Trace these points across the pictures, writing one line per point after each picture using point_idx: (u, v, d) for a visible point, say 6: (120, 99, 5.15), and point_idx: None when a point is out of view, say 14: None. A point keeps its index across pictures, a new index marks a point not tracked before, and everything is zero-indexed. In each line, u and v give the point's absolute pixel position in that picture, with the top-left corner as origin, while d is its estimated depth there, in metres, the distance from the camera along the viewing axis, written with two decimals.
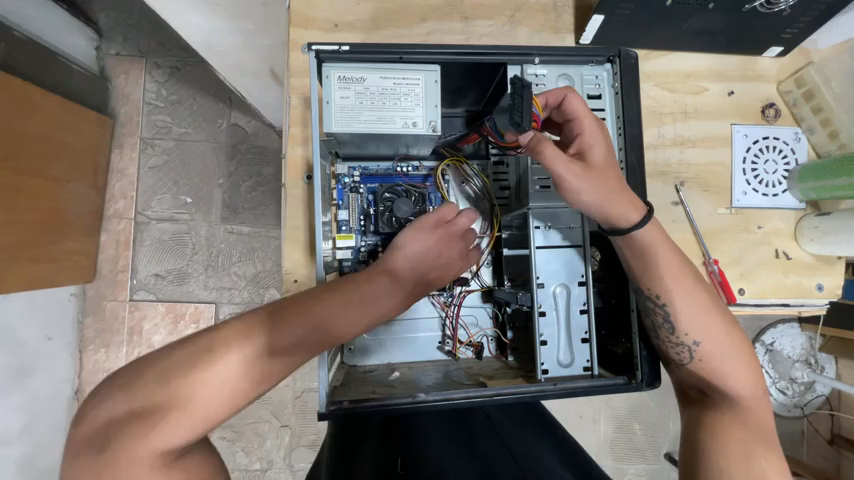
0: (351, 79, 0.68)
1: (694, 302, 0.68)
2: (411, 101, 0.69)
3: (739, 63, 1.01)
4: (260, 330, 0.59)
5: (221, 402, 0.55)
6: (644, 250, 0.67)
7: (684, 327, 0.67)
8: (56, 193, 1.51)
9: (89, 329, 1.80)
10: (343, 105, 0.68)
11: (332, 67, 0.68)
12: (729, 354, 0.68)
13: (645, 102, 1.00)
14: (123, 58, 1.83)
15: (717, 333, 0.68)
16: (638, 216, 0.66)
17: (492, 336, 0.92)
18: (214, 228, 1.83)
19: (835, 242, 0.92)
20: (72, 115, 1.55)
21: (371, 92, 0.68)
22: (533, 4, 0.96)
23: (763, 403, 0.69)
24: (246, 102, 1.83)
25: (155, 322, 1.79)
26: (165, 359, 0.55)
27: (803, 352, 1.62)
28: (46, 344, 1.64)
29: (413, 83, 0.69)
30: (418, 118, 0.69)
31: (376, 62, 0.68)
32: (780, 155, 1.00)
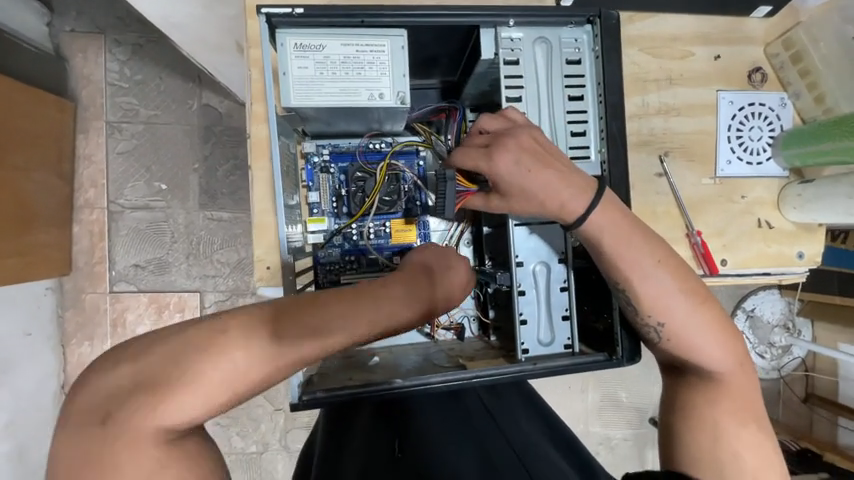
0: (309, 46, 0.62)
1: (663, 289, 0.65)
2: (376, 70, 0.63)
3: (726, 25, 0.97)
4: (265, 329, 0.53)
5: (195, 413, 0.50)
6: (602, 241, 0.64)
7: (648, 308, 0.65)
8: (20, 184, 1.43)
9: (69, 323, 1.75)
10: (301, 77, 0.62)
11: (286, 33, 0.62)
12: (702, 331, 0.66)
13: (629, 68, 0.95)
14: (79, 35, 1.70)
15: (687, 312, 0.66)
16: (584, 209, 0.62)
17: (473, 316, 0.90)
18: (193, 215, 1.76)
19: (815, 210, 0.92)
20: (29, 99, 1.44)
21: (332, 61, 0.63)
22: None
23: (745, 378, 0.69)
24: (216, 81, 1.72)
25: (138, 312, 1.75)
26: (170, 344, 0.51)
27: (781, 317, 1.66)
28: (25, 340, 1.59)
29: (377, 50, 0.63)
30: (384, 90, 0.64)
31: (337, 26, 0.62)
32: (765, 122, 0.97)
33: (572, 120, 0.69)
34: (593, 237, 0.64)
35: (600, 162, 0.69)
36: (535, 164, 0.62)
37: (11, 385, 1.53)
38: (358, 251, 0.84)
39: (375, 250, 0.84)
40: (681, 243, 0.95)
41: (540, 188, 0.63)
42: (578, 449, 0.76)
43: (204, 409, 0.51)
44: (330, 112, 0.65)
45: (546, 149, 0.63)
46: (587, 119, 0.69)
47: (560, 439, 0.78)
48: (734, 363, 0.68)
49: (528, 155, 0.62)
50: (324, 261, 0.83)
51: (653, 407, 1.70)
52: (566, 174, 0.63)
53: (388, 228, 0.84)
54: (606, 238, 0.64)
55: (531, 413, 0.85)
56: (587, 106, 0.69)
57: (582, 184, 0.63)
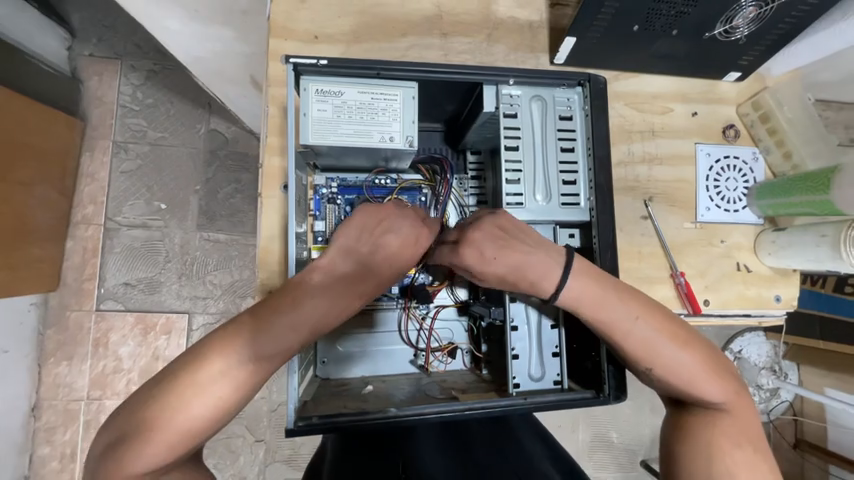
0: (329, 92, 0.69)
1: (645, 333, 0.67)
2: (388, 116, 0.70)
3: (702, 86, 1.08)
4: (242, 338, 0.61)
5: (201, 420, 0.58)
6: (586, 284, 0.68)
7: (637, 350, 0.68)
8: (19, 198, 1.45)
9: (50, 341, 1.71)
10: (320, 119, 0.68)
11: (310, 79, 0.68)
12: (691, 368, 0.67)
13: (616, 120, 1.04)
14: (97, 59, 1.78)
15: (673, 353, 0.68)
16: (557, 283, 0.67)
17: (466, 349, 0.91)
18: (189, 235, 1.78)
19: (789, 256, 0.99)
20: (40, 117, 1.49)
21: (350, 106, 0.69)
22: (510, 24, 1.00)
23: (742, 404, 0.68)
24: (225, 108, 1.80)
25: (123, 333, 1.73)
26: (173, 369, 0.60)
27: (768, 359, 1.70)
28: (3, 358, 1.55)
29: (390, 99, 0.70)
30: (394, 134, 0.70)
31: (356, 76, 0.69)
32: (739, 174, 1.06)
33: (564, 170, 0.76)
34: (577, 294, 0.67)
35: (588, 208, 0.75)
36: (503, 245, 0.67)
37: None
38: None
39: None
40: (666, 283, 1.00)
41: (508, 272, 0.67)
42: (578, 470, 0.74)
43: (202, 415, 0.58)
44: (344, 150, 0.70)
45: (511, 232, 0.69)
46: (578, 169, 0.76)
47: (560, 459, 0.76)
48: (727, 391, 0.68)
49: (492, 243, 0.67)
50: None
51: (644, 450, 1.69)
52: (534, 249, 0.68)
53: None
54: (589, 279, 0.68)
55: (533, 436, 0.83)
56: (577, 157, 0.76)
57: (548, 256, 0.68)
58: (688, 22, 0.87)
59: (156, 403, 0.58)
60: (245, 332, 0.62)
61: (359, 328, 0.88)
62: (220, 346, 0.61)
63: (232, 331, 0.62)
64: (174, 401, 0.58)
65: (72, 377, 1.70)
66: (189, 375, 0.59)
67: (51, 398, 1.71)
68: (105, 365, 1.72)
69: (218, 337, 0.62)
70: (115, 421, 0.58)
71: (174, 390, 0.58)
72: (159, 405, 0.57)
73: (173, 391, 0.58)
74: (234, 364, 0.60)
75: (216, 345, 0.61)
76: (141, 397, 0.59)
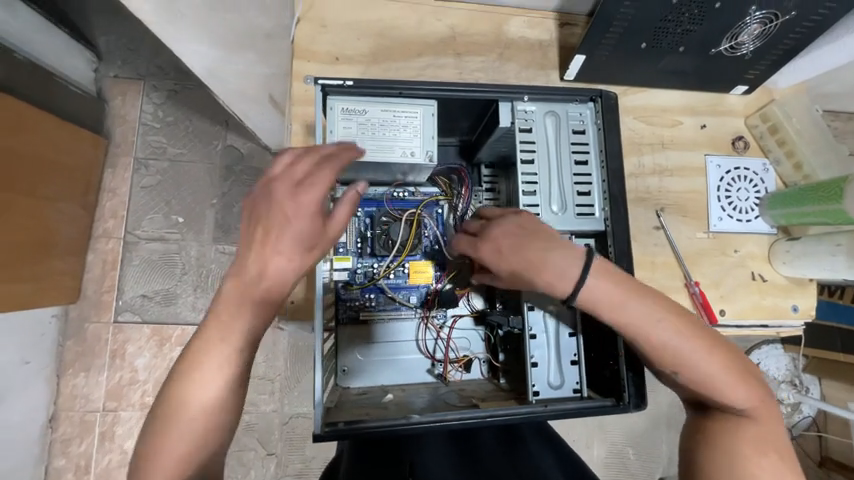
0: (354, 110, 0.73)
1: (670, 334, 0.66)
2: (409, 132, 0.74)
3: (709, 99, 1.10)
4: (207, 348, 0.56)
5: (206, 426, 0.54)
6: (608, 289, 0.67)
7: (661, 353, 0.67)
8: (47, 213, 1.51)
9: (69, 353, 1.76)
10: (345, 136, 0.72)
11: (336, 99, 0.73)
12: (718, 371, 0.66)
13: (626, 133, 1.07)
14: (121, 80, 1.87)
15: (699, 355, 0.66)
16: (574, 286, 0.67)
17: (483, 358, 0.91)
18: (205, 248, 1.83)
19: (804, 266, 0.99)
20: (67, 135, 1.57)
21: (373, 123, 0.73)
22: (521, 43, 1.04)
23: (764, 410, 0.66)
24: (242, 125, 1.87)
25: (139, 344, 1.77)
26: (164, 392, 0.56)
27: (787, 372, 1.67)
28: (25, 369, 1.60)
29: (411, 116, 0.74)
30: (416, 149, 0.73)
31: (380, 95, 0.73)
32: (751, 184, 1.07)
33: (579, 181, 0.79)
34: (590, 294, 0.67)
35: (603, 218, 0.78)
36: (522, 244, 0.71)
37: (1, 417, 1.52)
38: (375, 289, 0.88)
39: (391, 289, 0.88)
40: (680, 293, 1.01)
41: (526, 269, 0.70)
42: (587, 473, 0.75)
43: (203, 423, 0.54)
44: (368, 165, 0.74)
45: (529, 229, 0.71)
46: (591, 180, 0.79)
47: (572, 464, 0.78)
48: (755, 397, 0.66)
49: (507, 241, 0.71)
50: (346, 294, 0.88)
51: (660, 467, 1.66)
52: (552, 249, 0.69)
53: (406, 269, 0.87)
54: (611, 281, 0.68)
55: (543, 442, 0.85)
56: (591, 169, 0.79)
57: (564, 256, 0.68)
58: (694, 40, 0.91)
59: (160, 419, 0.54)
60: (208, 338, 0.57)
61: (373, 338, 0.88)
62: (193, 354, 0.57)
63: (194, 347, 0.57)
64: (176, 414, 0.54)
65: (89, 388, 1.74)
66: (181, 389, 0.55)
67: (69, 409, 1.74)
68: (121, 376, 1.76)
69: (184, 349, 0.58)
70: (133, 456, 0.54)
71: (173, 402, 0.54)
72: (163, 420, 0.54)
73: (171, 405, 0.55)
74: (219, 365, 0.56)
75: (192, 357, 0.56)
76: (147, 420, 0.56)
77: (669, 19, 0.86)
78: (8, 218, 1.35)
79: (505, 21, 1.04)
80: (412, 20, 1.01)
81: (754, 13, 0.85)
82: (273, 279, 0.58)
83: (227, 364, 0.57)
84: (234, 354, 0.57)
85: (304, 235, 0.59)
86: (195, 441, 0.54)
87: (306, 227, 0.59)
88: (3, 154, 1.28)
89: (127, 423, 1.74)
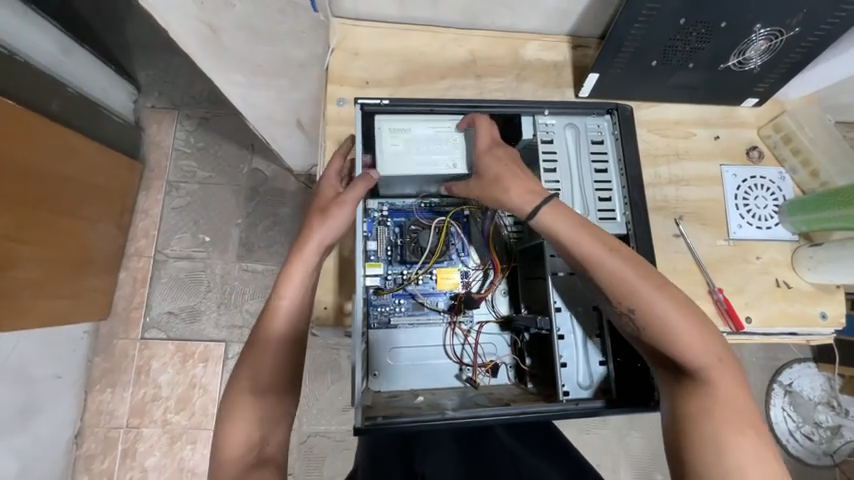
0: (400, 129, 0.83)
1: (625, 273, 0.70)
2: (451, 146, 0.84)
3: (722, 112, 1.14)
4: (269, 329, 0.77)
5: (273, 387, 0.75)
6: (568, 233, 0.73)
7: (619, 298, 0.71)
8: (84, 232, 1.61)
9: (97, 369, 1.82)
10: (393, 153, 0.82)
11: (383, 120, 0.83)
12: (679, 322, 0.69)
13: (642, 146, 1.11)
14: (157, 110, 1.99)
15: (658, 303, 0.69)
16: (533, 207, 0.75)
17: (510, 363, 0.93)
18: (229, 266, 1.91)
19: (828, 271, 0.99)
20: (107, 160, 1.69)
21: (417, 139, 0.83)
22: (537, 65, 1.11)
23: (725, 374, 0.69)
24: (267, 148, 1.98)
25: (163, 361, 1.83)
26: (240, 365, 0.77)
27: (824, 394, 1.87)
28: (56, 383, 1.66)
29: (451, 131, 0.84)
30: (458, 161, 0.83)
31: (420, 115, 0.84)
32: (768, 192, 1.09)
33: (599, 188, 0.83)
34: (549, 224, 0.74)
35: (625, 222, 0.81)
36: (506, 166, 0.77)
37: (31, 430, 1.58)
38: (405, 294, 0.92)
39: (421, 295, 0.92)
40: (704, 300, 1.02)
41: (504, 177, 0.77)
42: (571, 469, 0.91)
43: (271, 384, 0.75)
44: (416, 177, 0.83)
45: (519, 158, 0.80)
46: (612, 188, 0.83)
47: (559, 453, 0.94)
48: (713, 356, 0.68)
49: (506, 156, 0.78)
50: (377, 300, 0.91)
51: None
52: (526, 181, 0.77)
53: (434, 275, 0.92)
54: (566, 225, 0.73)
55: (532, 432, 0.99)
56: (610, 177, 0.83)
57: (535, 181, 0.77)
58: (703, 56, 0.97)
59: (237, 385, 0.75)
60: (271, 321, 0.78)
61: (405, 342, 0.91)
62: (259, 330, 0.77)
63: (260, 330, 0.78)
64: (250, 381, 0.75)
65: (114, 404, 1.79)
66: (252, 363, 0.75)
67: (93, 425, 1.79)
68: (145, 392, 1.81)
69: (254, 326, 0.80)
70: (221, 416, 0.74)
71: (247, 373, 0.75)
72: (242, 386, 0.74)
73: (246, 375, 0.75)
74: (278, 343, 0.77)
75: (258, 336, 0.77)
76: (228, 387, 0.76)
77: (676, 38, 0.92)
78: (48, 237, 1.44)
79: (522, 45, 1.11)
80: (435, 47, 1.10)
81: (758, 30, 0.91)
82: (301, 248, 0.81)
83: (284, 340, 0.78)
84: (288, 331, 0.78)
85: (323, 198, 0.85)
86: (266, 400, 0.75)
87: (324, 196, 0.86)
88: (48, 177, 1.39)
89: (148, 440, 1.78)
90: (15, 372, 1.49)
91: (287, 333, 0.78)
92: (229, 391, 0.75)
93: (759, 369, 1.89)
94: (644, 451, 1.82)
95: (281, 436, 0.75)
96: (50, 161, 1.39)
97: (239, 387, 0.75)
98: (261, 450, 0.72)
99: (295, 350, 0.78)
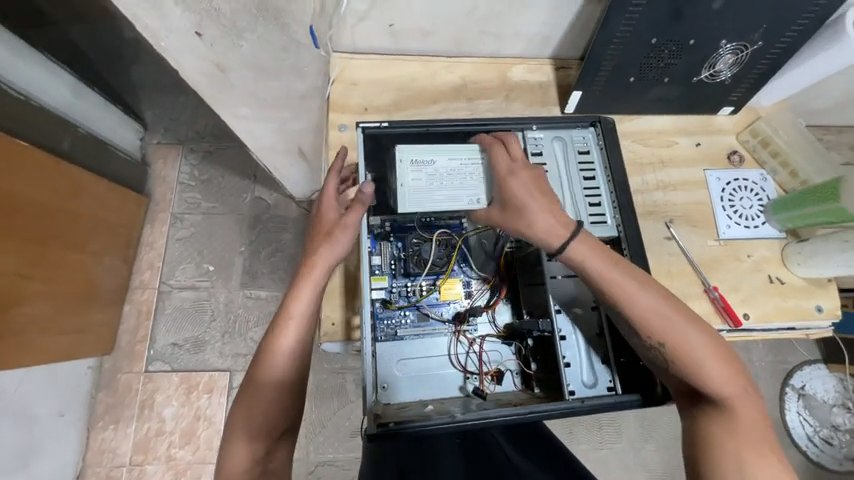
0: (425, 162, 0.89)
1: (653, 307, 0.75)
2: (474, 179, 0.89)
3: (701, 120, 1.20)
4: (271, 356, 0.81)
5: (273, 411, 0.79)
6: (597, 267, 0.77)
7: (648, 331, 0.75)
8: (91, 267, 1.65)
9: (100, 405, 1.81)
10: (415, 188, 0.88)
11: (410, 154, 0.89)
12: (703, 353, 0.74)
13: (628, 155, 1.17)
14: (162, 146, 2.06)
15: (684, 335, 0.74)
16: (562, 241, 0.79)
17: (516, 369, 0.95)
18: (233, 294, 1.93)
19: (817, 265, 1.03)
20: (115, 196, 1.75)
21: (439, 173, 0.89)
22: (523, 86, 1.19)
23: (746, 401, 0.74)
24: (268, 177, 2.05)
25: (167, 394, 1.83)
26: (242, 389, 0.81)
27: (838, 396, 1.86)
28: (59, 421, 1.65)
29: (475, 164, 0.90)
30: (481, 195, 0.88)
31: (441, 149, 0.90)
32: (752, 193, 1.14)
33: (589, 193, 0.88)
34: (581, 257, 0.77)
35: (615, 225, 0.86)
36: (530, 192, 0.82)
37: (32, 472, 1.55)
38: (411, 307, 0.95)
39: (427, 306, 0.95)
40: (701, 298, 1.05)
41: (527, 203, 0.81)
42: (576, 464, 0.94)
43: (271, 409, 0.79)
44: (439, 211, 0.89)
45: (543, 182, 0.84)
46: (601, 193, 0.88)
47: (562, 459, 0.96)
48: (736, 385, 0.73)
49: (531, 181, 0.83)
50: (383, 313, 0.94)
51: None
52: (554, 210, 0.81)
53: (437, 286, 0.96)
54: (591, 260, 0.77)
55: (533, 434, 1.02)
56: (599, 183, 0.88)
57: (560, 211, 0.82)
58: (677, 71, 1.04)
59: (240, 408, 0.79)
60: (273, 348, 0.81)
61: (414, 353, 0.93)
62: (264, 351, 0.81)
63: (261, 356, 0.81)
64: (251, 404, 0.79)
65: (117, 441, 1.77)
66: (254, 389, 0.79)
67: (95, 464, 1.76)
68: (149, 427, 1.79)
69: (260, 346, 0.83)
70: (225, 436, 0.79)
71: (249, 397, 0.79)
72: (244, 410, 0.79)
73: (248, 398, 0.79)
74: (279, 371, 0.80)
75: (260, 363, 0.81)
76: (233, 407, 0.81)
77: (650, 56, 1.00)
78: (56, 272, 1.48)
79: (508, 69, 1.20)
80: (427, 74, 1.18)
81: (725, 46, 0.99)
82: (308, 273, 0.85)
83: (285, 369, 0.81)
84: (289, 359, 0.81)
85: (326, 220, 0.89)
86: (266, 425, 0.78)
87: (327, 216, 0.89)
88: (59, 214, 1.44)
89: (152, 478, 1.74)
90: (19, 411, 1.48)
91: (293, 356, 0.81)
92: (233, 412, 0.80)
93: (768, 373, 1.88)
94: (659, 465, 1.79)
95: (284, 452, 0.81)
96: (61, 199, 1.45)
97: (246, 405, 0.79)
98: (265, 465, 0.78)
99: (295, 376, 0.82)
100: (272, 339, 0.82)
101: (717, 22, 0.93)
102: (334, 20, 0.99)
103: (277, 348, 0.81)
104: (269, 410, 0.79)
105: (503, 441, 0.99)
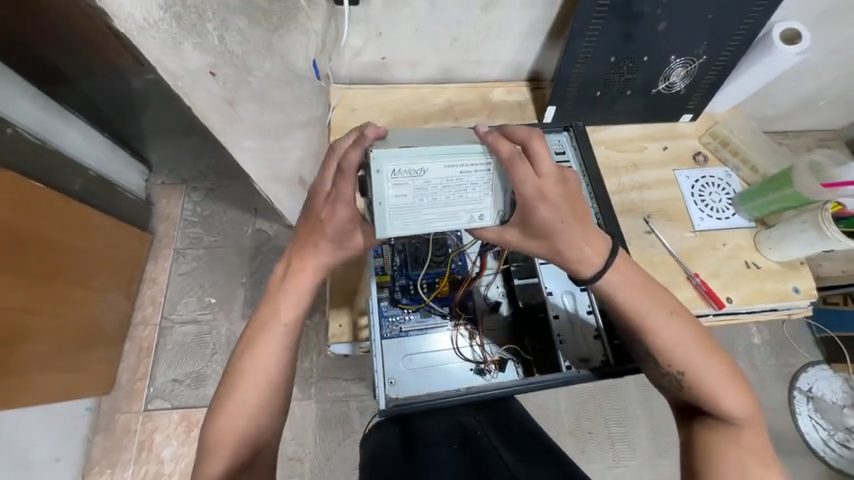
0: (413, 172, 0.77)
1: (673, 335, 0.83)
2: (477, 192, 0.81)
3: (665, 127, 1.33)
4: (257, 362, 0.84)
5: (254, 416, 0.82)
6: (622, 297, 0.84)
7: (668, 358, 0.83)
8: (94, 303, 1.69)
9: (97, 449, 1.77)
10: (398, 202, 0.78)
11: (390, 162, 0.75)
12: (716, 377, 0.82)
13: (602, 161, 1.28)
14: (167, 186, 2.15)
15: (699, 361, 0.82)
16: (597, 272, 0.84)
17: (516, 357, 1.00)
18: (235, 326, 1.96)
19: (786, 248, 1.12)
20: (120, 233, 1.82)
21: (431, 185, 0.78)
22: (503, 105, 1.32)
23: (752, 419, 0.82)
24: (269, 210, 2.14)
25: (167, 433, 1.80)
26: (224, 393, 0.83)
27: (847, 396, 1.89)
28: (54, 466, 1.62)
29: (477, 173, 0.79)
30: (485, 211, 0.82)
31: (435, 156, 0.77)
32: (720, 188, 1.24)
33: None
34: (608, 287, 0.84)
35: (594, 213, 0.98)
36: (560, 218, 0.80)
37: None
38: (414, 304, 1.01)
39: (428, 302, 1.01)
40: (685, 285, 1.13)
41: (557, 229, 0.81)
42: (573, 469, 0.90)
43: (252, 413, 0.82)
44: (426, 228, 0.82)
45: (578, 200, 0.82)
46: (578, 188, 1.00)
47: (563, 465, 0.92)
48: (746, 407, 0.81)
49: (562, 199, 0.80)
50: (388, 311, 1.00)
51: None
52: (587, 234, 0.82)
53: (437, 282, 1.03)
54: (616, 291, 0.84)
55: (531, 445, 0.99)
56: None
57: (593, 237, 0.83)
58: (636, 84, 1.19)
59: (221, 412, 0.81)
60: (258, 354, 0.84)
61: (418, 346, 0.98)
62: (245, 361, 0.84)
63: (246, 361, 0.84)
64: (232, 409, 0.81)
65: None
66: (237, 394, 0.82)
67: None
68: (147, 470, 1.75)
69: (244, 350, 0.85)
70: (207, 439, 0.81)
71: (231, 402, 0.81)
72: (225, 415, 0.81)
73: (230, 403, 0.82)
74: (263, 377, 0.83)
75: (244, 369, 0.83)
76: (213, 411, 0.82)
77: (611, 73, 1.15)
78: (61, 308, 1.52)
79: (489, 91, 1.33)
80: (417, 100, 1.31)
81: (675, 60, 1.13)
82: (299, 278, 0.87)
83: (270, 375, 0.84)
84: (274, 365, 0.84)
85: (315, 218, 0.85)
86: (248, 429, 0.81)
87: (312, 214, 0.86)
88: (67, 250, 1.51)
89: None
90: (16, 454, 1.46)
91: (279, 359, 0.85)
92: (214, 417, 0.82)
93: (772, 376, 1.89)
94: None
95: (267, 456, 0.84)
96: (71, 236, 1.52)
97: (230, 409, 0.81)
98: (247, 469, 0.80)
99: (280, 383, 0.85)
100: (260, 345, 0.85)
101: (664, 41, 1.08)
102: (334, 56, 1.16)
103: (263, 354, 0.84)
104: (252, 415, 0.82)
105: (500, 445, 0.96)
